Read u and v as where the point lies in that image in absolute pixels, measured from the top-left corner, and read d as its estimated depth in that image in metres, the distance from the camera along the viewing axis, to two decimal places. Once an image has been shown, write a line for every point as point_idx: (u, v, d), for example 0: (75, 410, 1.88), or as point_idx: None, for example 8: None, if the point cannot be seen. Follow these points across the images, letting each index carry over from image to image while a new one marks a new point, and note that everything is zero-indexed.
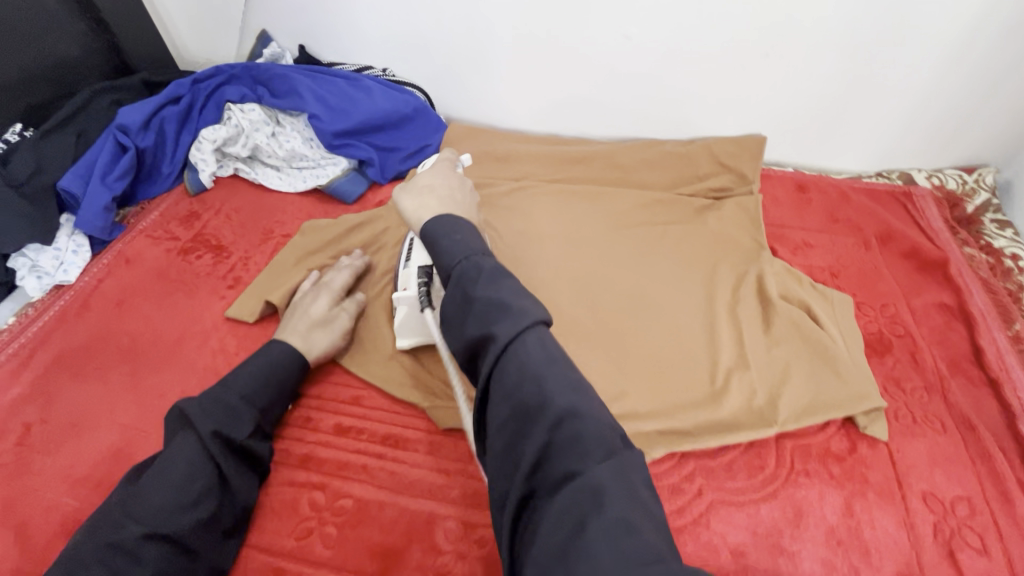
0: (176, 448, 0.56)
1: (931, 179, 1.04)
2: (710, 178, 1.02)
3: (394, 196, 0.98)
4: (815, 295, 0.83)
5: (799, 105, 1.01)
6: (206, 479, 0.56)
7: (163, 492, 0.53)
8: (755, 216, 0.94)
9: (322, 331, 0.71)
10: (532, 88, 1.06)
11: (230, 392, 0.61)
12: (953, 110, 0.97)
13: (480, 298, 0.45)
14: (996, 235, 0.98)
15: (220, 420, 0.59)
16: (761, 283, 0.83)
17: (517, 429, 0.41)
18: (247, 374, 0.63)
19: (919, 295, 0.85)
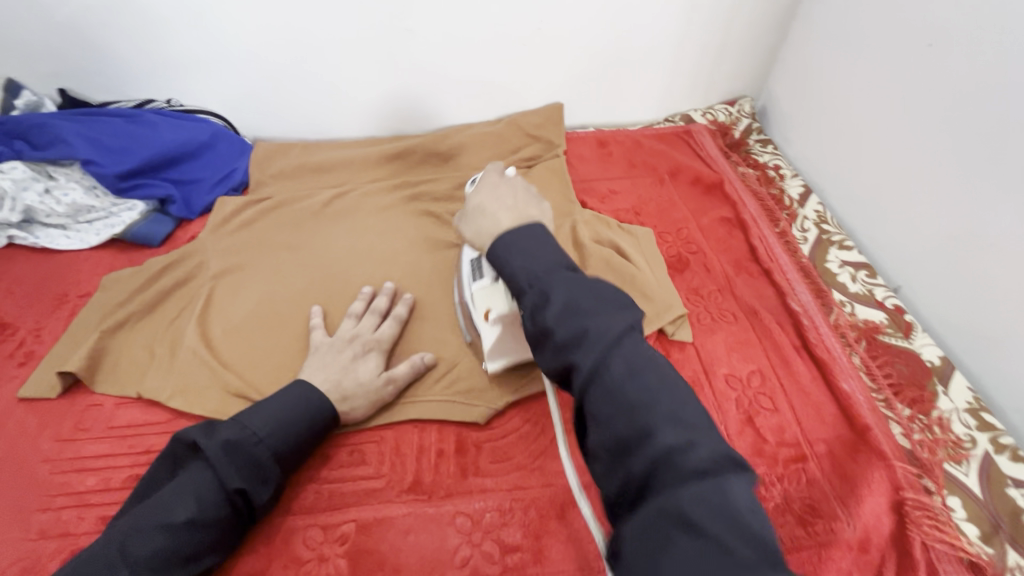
0: (190, 486, 0.53)
1: (706, 116, 1.20)
2: (522, 150, 1.09)
3: (205, 227, 0.93)
4: (622, 233, 0.92)
5: (583, 70, 1.11)
6: (211, 531, 0.53)
7: (167, 536, 0.50)
8: (563, 175, 1.02)
9: (364, 399, 0.67)
10: (334, 95, 1.06)
11: (264, 441, 0.57)
12: (705, 53, 1.13)
13: (539, 287, 0.48)
14: (761, 151, 1.16)
15: (240, 478, 0.55)
16: (575, 233, 0.91)
17: (577, 384, 0.44)
18: (287, 424, 0.60)
19: (706, 215, 0.98)
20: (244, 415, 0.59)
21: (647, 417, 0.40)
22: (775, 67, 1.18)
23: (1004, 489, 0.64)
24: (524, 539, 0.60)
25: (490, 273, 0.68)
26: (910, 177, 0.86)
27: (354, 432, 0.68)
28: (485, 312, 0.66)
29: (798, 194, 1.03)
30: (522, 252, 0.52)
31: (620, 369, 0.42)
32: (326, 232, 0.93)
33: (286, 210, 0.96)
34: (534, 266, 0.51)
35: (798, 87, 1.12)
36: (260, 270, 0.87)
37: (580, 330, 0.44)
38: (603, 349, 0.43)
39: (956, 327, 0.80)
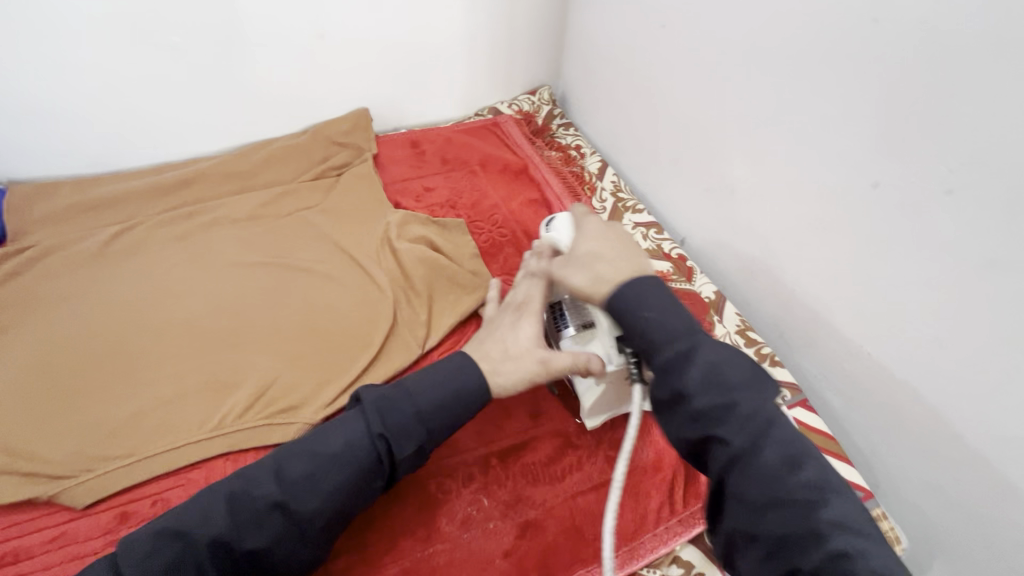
0: (344, 427, 0.56)
1: (512, 107, 1.26)
2: (331, 158, 1.07)
3: None
4: (435, 228, 0.94)
5: (381, 73, 1.12)
6: (358, 470, 0.54)
7: (313, 462, 0.54)
8: (375, 178, 1.02)
9: (512, 366, 0.61)
10: (103, 122, 0.96)
11: (411, 399, 0.57)
12: (498, 46, 1.19)
13: (672, 348, 0.51)
14: (564, 134, 1.25)
15: (380, 427, 0.55)
16: (387, 233, 0.92)
17: (721, 459, 0.48)
18: (447, 381, 0.59)
19: (516, 199, 1.04)
20: (412, 381, 0.59)
21: (798, 490, 0.45)
22: (563, 56, 1.28)
23: None
24: (349, 544, 0.59)
25: (579, 320, 0.66)
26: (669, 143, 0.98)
27: (159, 480, 0.64)
28: None
29: (596, 169, 1.14)
30: (650, 303, 0.54)
31: (775, 459, 0.47)
32: (109, 275, 0.83)
33: (57, 257, 0.85)
34: (669, 323, 0.53)
35: (584, 73, 1.22)
36: (27, 329, 0.76)
37: (727, 406, 0.48)
38: (755, 434, 0.47)
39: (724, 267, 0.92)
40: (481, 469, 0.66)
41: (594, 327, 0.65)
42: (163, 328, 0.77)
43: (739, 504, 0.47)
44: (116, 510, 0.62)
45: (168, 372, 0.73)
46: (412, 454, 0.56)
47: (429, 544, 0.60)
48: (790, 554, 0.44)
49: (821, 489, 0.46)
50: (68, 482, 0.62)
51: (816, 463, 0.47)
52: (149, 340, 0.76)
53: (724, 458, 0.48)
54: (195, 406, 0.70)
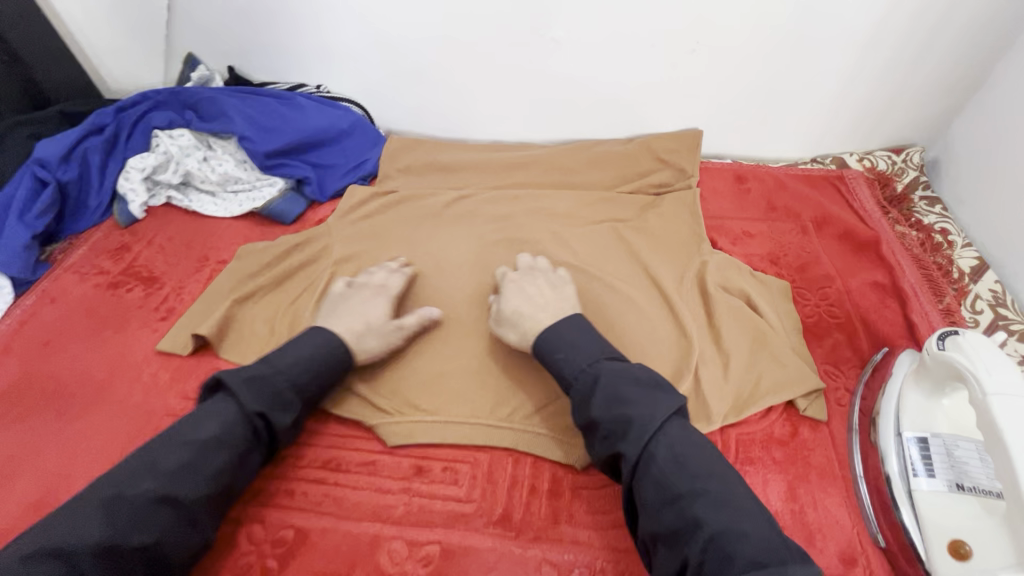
0: (216, 412, 0.59)
1: (863, 161, 1.06)
2: (651, 175, 1.02)
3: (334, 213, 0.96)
4: (754, 282, 0.84)
5: (732, 97, 1.03)
6: (234, 448, 0.58)
7: (186, 461, 0.55)
8: (695, 208, 0.94)
9: (375, 338, 0.70)
10: (471, 96, 1.07)
11: (281, 373, 0.62)
12: (880, 91, 1.01)
13: (591, 373, 0.60)
14: (926, 211, 1.01)
15: (583, 366, 0.61)
16: (701, 275, 0.83)
17: (627, 473, 0.54)
18: (316, 360, 0.65)
19: (855, 277, 0.87)
20: (273, 357, 0.64)
21: (723, 520, 0.49)
22: (959, 118, 1.03)
23: None
24: None
25: (950, 478, 0.57)
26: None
27: (450, 448, 0.67)
28: (956, 547, 0.53)
29: (970, 268, 0.89)
30: (561, 345, 0.64)
31: (667, 465, 0.53)
32: (444, 234, 0.92)
33: (406, 207, 0.96)
34: (575, 360, 0.62)
35: (989, 147, 0.97)
36: (378, 262, 0.87)
37: (626, 421, 0.55)
38: (645, 442, 0.54)
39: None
40: None
41: (973, 498, 0.55)
42: (478, 295, 0.81)
43: (647, 514, 0.53)
44: (413, 460, 0.66)
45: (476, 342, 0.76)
46: (293, 425, 0.63)
47: None
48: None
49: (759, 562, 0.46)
50: (384, 417, 0.69)
51: (712, 519, 0.49)
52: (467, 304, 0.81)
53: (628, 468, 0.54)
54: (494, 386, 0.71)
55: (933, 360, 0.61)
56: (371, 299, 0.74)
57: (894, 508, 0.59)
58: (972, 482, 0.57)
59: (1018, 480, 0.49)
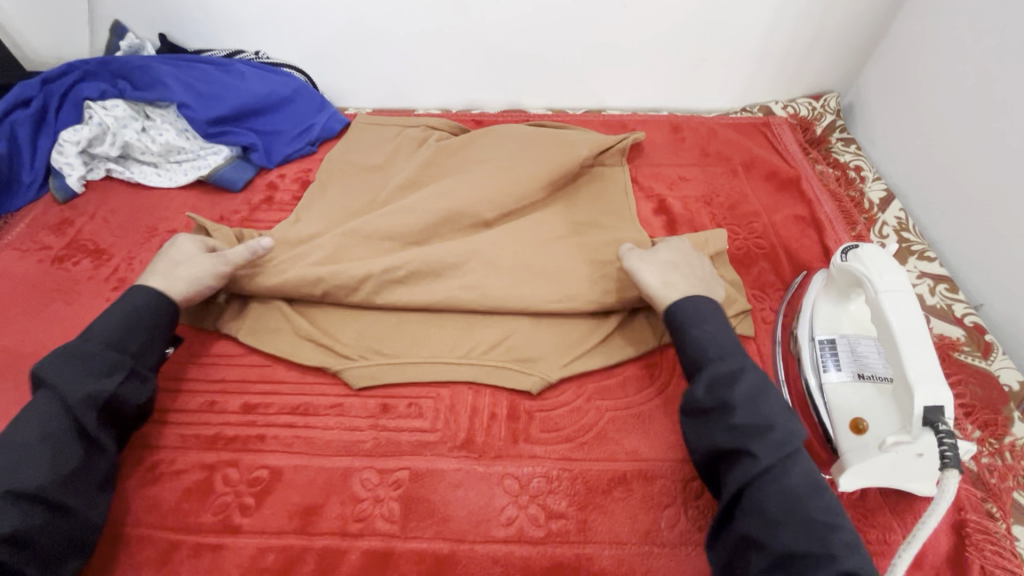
0: (39, 409, 0.55)
1: (787, 108, 1.14)
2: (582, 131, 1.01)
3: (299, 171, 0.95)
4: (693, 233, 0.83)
5: (663, 51, 1.08)
6: (69, 424, 0.56)
7: (47, 443, 0.53)
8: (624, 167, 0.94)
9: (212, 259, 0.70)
10: (414, 58, 1.09)
11: (88, 339, 0.60)
12: (798, 41, 1.08)
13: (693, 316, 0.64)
14: (843, 151, 1.10)
15: (712, 355, 0.60)
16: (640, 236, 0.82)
17: (713, 378, 0.58)
18: (130, 315, 0.63)
19: (780, 212, 0.94)
20: (89, 329, 0.61)
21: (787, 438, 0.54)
22: (869, 63, 1.12)
23: None
24: (568, 508, 0.62)
25: (853, 369, 0.65)
26: (1006, 197, 0.82)
27: (413, 386, 0.71)
28: (857, 424, 0.61)
29: (879, 199, 0.99)
30: (697, 317, 0.63)
31: (751, 385, 0.57)
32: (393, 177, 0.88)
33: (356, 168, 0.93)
34: (708, 327, 0.63)
35: (892, 89, 1.06)
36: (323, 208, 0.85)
37: (718, 341, 0.61)
38: (738, 361, 0.59)
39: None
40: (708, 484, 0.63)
41: (868, 382, 0.64)
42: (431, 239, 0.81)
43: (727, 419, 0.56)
44: (379, 400, 0.70)
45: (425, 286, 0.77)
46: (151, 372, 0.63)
47: (645, 540, 0.60)
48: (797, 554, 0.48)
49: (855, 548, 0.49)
50: (347, 362, 0.72)
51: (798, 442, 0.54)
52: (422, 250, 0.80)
53: (717, 375, 0.58)
54: (464, 327, 0.75)
55: (838, 271, 0.69)
56: (191, 250, 0.70)
57: (811, 406, 0.67)
58: (870, 371, 0.65)
59: (902, 359, 0.57)
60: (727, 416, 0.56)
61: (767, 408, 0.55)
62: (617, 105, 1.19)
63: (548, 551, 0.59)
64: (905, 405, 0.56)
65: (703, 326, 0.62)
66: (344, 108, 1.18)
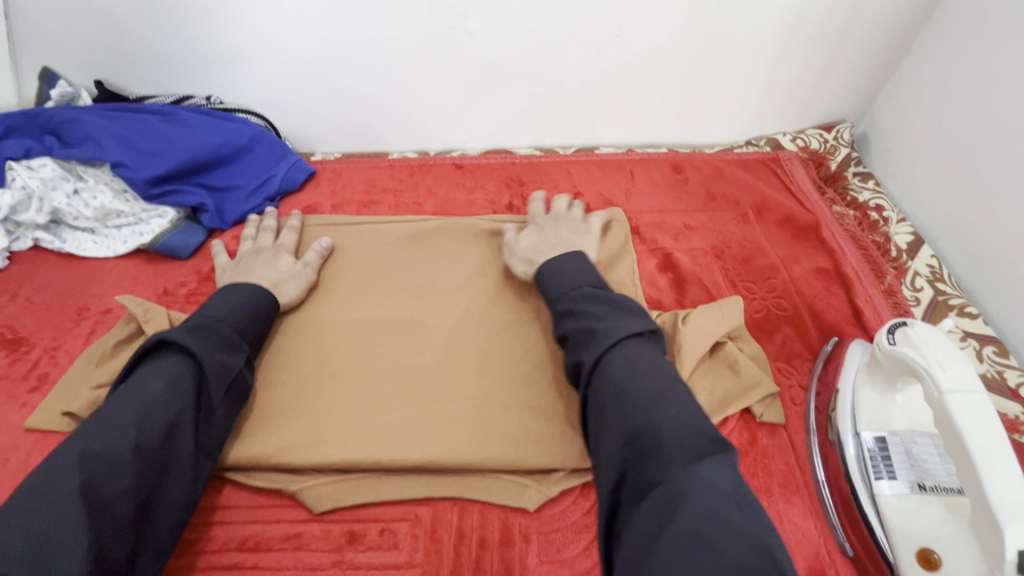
0: (159, 398, 0.52)
1: (796, 141, 1.05)
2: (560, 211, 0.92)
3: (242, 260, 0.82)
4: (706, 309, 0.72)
5: (659, 83, 0.99)
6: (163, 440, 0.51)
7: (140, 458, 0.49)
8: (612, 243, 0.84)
9: (292, 283, 0.75)
10: (387, 98, 0.99)
11: (221, 324, 0.61)
12: (806, 70, 0.99)
13: (568, 294, 0.64)
14: (860, 188, 1.00)
15: (579, 336, 0.59)
16: None
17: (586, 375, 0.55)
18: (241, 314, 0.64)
19: (799, 264, 0.84)
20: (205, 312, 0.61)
21: (665, 423, 0.46)
22: (883, 91, 1.03)
23: None
24: None
25: (912, 479, 0.55)
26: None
27: (386, 506, 0.60)
28: (926, 556, 0.50)
29: (906, 243, 0.89)
30: (592, 294, 0.63)
31: (620, 364, 0.53)
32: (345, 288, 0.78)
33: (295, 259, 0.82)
34: (572, 299, 0.64)
35: (912, 120, 0.97)
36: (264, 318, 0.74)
37: (591, 330, 0.58)
38: (605, 344, 0.55)
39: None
40: None
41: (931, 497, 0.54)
42: (416, 334, 0.73)
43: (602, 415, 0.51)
44: (344, 526, 0.58)
45: (371, 415, 0.64)
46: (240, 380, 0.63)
47: None
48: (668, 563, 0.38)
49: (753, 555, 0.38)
50: (308, 479, 0.61)
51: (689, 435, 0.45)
52: (382, 352, 0.70)
53: (586, 370, 0.55)
54: (431, 441, 0.62)
55: (883, 354, 0.59)
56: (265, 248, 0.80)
57: (860, 518, 0.56)
58: (934, 481, 0.54)
59: (984, 484, 0.46)
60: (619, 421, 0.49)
61: (639, 395, 0.49)
62: (611, 141, 1.09)
63: None
64: (991, 542, 0.45)
65: (578, 300, 0.62)
66: (311, 153, 1.07)
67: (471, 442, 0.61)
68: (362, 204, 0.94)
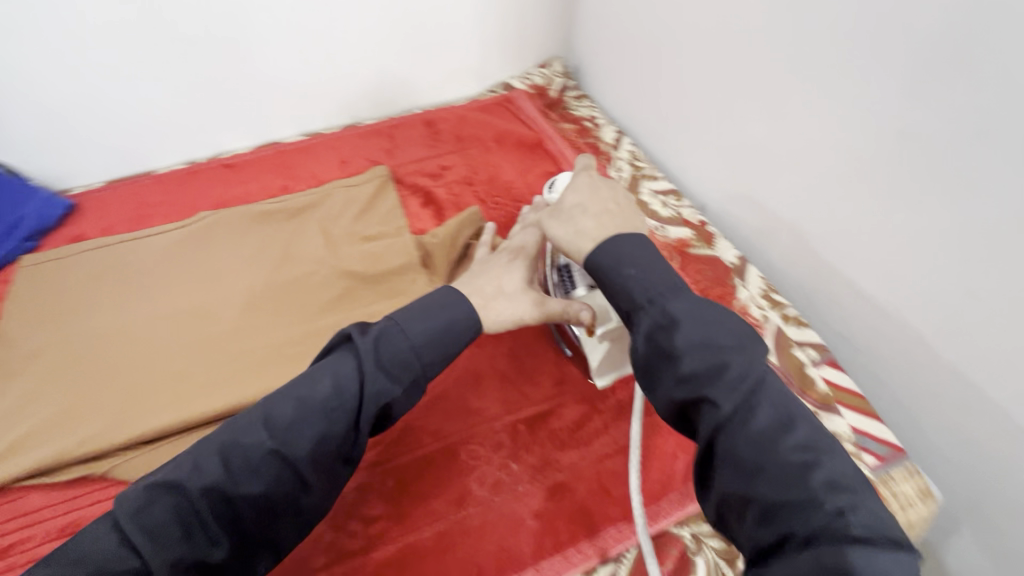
0: (197, 472, 0.47)
1: (524, 81, 1.25)
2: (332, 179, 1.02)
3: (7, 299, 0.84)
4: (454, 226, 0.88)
5: (390, 53, 1.12)
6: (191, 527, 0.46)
7: (175, 533, 0.46)
8: (376, 194, 0.96)
9: (506, 306, 0.62)
10: (131, 117, 1.01)
11: (292, 408, 0.50)
12: (508, 20, 1.18)
13: (662, 304, 0.48)
14: (578, 106, 1.22)
15: (644, 303, 0.49)
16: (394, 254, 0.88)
17: (711, 421, 0.44)
18: (436, 338, 0.55)
19: (532, 173, 1.04)
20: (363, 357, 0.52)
21: (811, 473, 0.41)
22: (574, 26, 1.25)
23: (791, 350, 0.77)
24: (385, 510, 0.62)
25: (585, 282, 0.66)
26: (697, 97, 0.92)
27: None
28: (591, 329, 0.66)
29: (613, 138, 1.13)
30: (633, 259, 0.51)
31: (766, 415, 0.43)
32: (126, 296, 0.84)
33: (64, 284, 0.85)
34: (650, 280, 0.50)
35: (597, 43, 1.19)
36: (45, 342, 0.78)
37: (716, 364, 0.44)
38: (745, 362, 0.44)
39: (764, 219, 0.86)
40: (508, 434, 0.68)
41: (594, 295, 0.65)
42: (205, 318, 0.81)
43: (740, 476, 0.42)
44: None
45: (169, 390, 0.74)
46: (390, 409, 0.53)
47: (461, 508, 0.62)
48: (784, 518, 0.40)
49: (811, 449, 0.42)
50: (123, 457, 0.69)
51: (856, 485, 0.41)
52: (171, 339, 0.79)
53: (672, 381, 0.45)
54: (208, 399, 0.73)
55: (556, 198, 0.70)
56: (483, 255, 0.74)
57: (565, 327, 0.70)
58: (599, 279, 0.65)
59: None
60: (748, 474, 0.42)
61: (796, 437, 0.42)
62: (372, 113, 1.21)
63: (371, 557, 0.59)
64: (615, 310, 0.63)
65: (625, 269, 0.50)
66: (71, 189, 1.05)
67: (243, 394, 0.73)
68: (135, 221, 0.97)
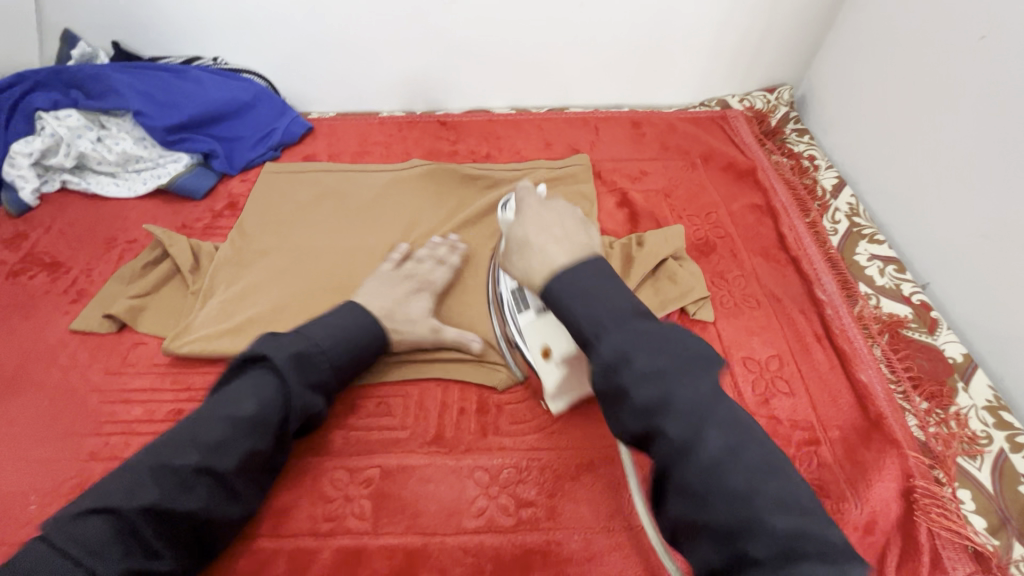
0: (175, 438, 0.55)
1: (743, 102, 1.18)
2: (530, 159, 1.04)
3: (246, 198, 0.95)
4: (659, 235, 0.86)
5: (620, 48, 1.11)
6: (184, 482, 0.52)
7: (162, 491, 0.51)
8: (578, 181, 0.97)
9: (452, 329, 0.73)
10: (376, 62, 1.10)
11: (267, 382, 0.59)
12: (749, 34, 1.11)
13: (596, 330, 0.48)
14: (797, 141, 1.14)
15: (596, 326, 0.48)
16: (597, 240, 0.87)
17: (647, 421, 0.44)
18: (349, 339, 0.66)
19: (737, 201, 0.98)
20: (305, 332, 0.64)
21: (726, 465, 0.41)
22: (817, 55, 1.15)
23: (1016, 485, 0.65)
24: (538, 495, 0.63)
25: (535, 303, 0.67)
26: (963, 166, 0.80)
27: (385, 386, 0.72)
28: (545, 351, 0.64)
29: (832, 185, 1.03)
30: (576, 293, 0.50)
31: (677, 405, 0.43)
32: (342, 220, 0.92)
33: (287, 198, 0.95)
34: (594, 304, 0.49)
35: (839, 78, 1.08)
36: (267, 245, 0.87)
37: (643, 375, 0.44)
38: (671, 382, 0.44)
39: (1010, 324, 0.74)
40: None
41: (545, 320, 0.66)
42: None
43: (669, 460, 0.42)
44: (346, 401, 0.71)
45: None
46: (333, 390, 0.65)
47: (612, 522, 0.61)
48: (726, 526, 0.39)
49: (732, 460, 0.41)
50: None
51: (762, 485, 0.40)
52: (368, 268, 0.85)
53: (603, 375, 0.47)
54: None
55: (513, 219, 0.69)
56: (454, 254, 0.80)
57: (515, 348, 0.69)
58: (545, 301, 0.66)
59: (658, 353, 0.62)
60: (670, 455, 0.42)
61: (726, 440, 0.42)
62: (581, 103, 1.21)
63: (518, 539, 0.60)
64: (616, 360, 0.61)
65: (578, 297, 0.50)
66: (308, 113, 1.18)
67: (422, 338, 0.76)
68: (356, 154, 1.06)
